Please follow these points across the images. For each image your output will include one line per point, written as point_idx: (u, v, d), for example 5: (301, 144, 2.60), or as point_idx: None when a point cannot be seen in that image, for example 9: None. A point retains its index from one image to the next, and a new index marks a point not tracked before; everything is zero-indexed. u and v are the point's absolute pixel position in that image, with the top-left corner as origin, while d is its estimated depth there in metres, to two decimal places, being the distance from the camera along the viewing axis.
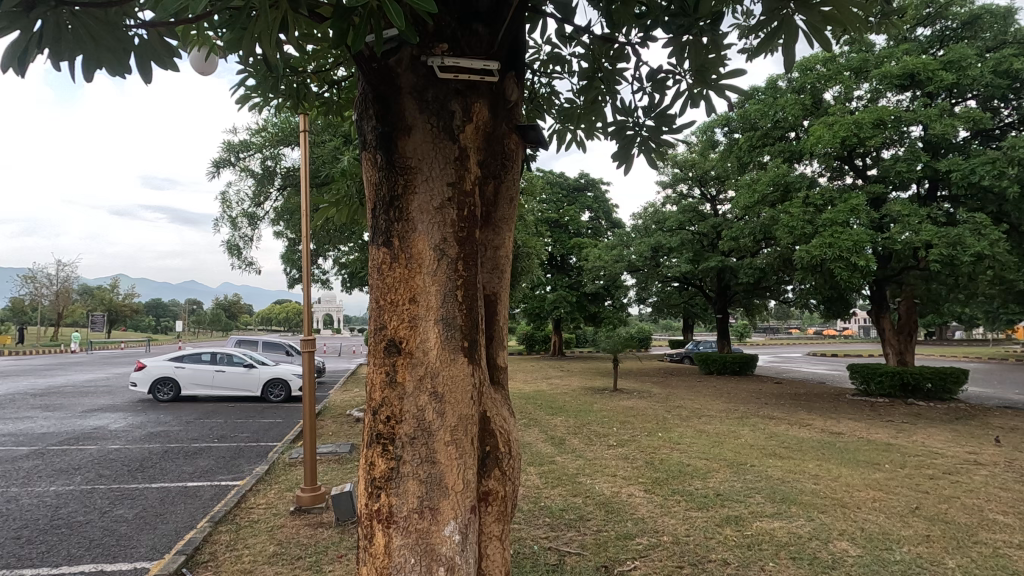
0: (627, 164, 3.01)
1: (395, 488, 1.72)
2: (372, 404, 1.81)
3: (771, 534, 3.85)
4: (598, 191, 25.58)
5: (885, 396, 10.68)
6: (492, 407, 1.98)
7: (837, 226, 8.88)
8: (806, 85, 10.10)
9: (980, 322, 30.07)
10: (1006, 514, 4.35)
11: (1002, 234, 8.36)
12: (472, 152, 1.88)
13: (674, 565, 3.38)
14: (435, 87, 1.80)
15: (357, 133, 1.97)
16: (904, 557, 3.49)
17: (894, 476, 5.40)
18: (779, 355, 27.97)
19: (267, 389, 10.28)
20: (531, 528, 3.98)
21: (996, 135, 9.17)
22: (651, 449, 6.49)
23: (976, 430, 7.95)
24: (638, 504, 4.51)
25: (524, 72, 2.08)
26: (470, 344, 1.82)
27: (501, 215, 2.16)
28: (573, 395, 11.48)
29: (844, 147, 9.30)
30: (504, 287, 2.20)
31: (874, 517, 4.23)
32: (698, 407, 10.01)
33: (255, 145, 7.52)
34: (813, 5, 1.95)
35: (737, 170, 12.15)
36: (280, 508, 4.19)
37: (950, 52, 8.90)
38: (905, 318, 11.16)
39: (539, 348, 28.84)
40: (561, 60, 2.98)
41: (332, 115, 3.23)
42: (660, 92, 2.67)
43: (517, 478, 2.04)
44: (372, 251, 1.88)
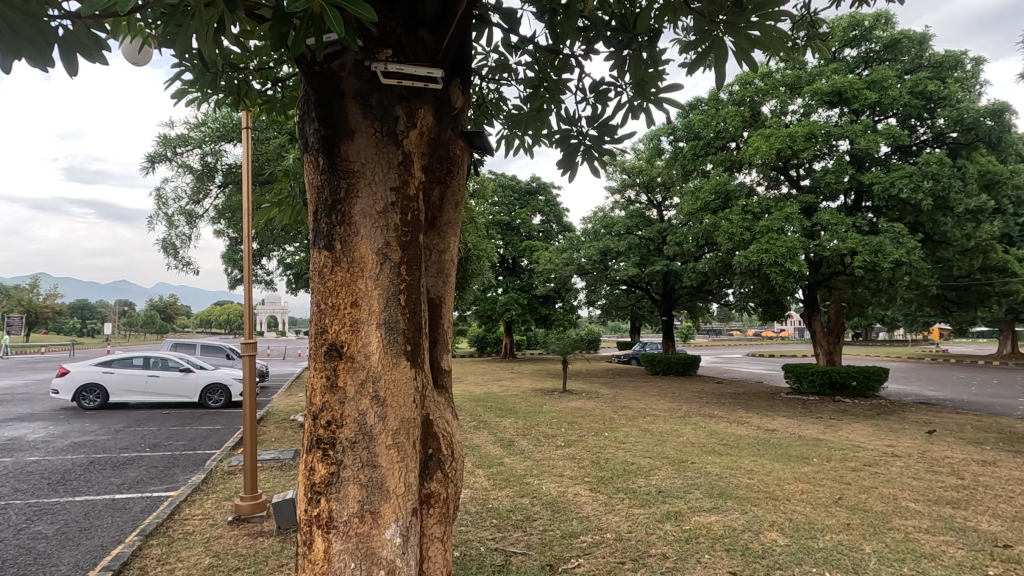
0: (571, 172, 3.09)
1: (335, 493, 1.71)
2: (312, 409, 1.80)
3: (707, 528, 4.03)
4: (549, 194, 25.93)
5: (816, 393, 11.34)
6: (435, 410, 2.00)
7: (772, 233, 9.42)
8: (746, 97, 10.62)
9: (899, 323, 32.41)
10: (917, 501, 4.73)
11: (918, 243, 9.07)
12: (416, 156, 1.90)
13: (616, 561, 3.48)
14: (379, 92, 1.80)
15: (299, 134, 1.95)
16: (826, 544, 3.74)
17: (821, 469, 5.76)
18: (721, 355, 29.18)
19: (206, 395, 9.85)
20: (479, 530, 4.01)
21: (913, 151, 9.91)
22: (598, 449, 6.64)
23: (896, 425, 8.55)
24: (583, 503, 4.62)
25: (470, 79, 2.11)
26: (413, 348, 1.83)
27: (447, 219, 2.18)
28: (524, 397, 11.58)
29: (779, 159, 9.82)
30: (449, 290, 2.22)
31: (801, 508, 4.50)
32: (644, 407, 10.29)
33: (195, 140, 7.20)
34: (741, 27, 2.06)
35: (681, 177, 12.60)
36: (218, 518, 4.04)
37: (874, 73, 9.58)
38: (834, 320, 11.86)
39: (490, 350, 28.91)
40: (508, 68, 3.03)
41: (276, 113, 3.16)
42: (603, 103, 2.76)
43: (460, 480, 2.06)
44: (314, 254, 1.87)
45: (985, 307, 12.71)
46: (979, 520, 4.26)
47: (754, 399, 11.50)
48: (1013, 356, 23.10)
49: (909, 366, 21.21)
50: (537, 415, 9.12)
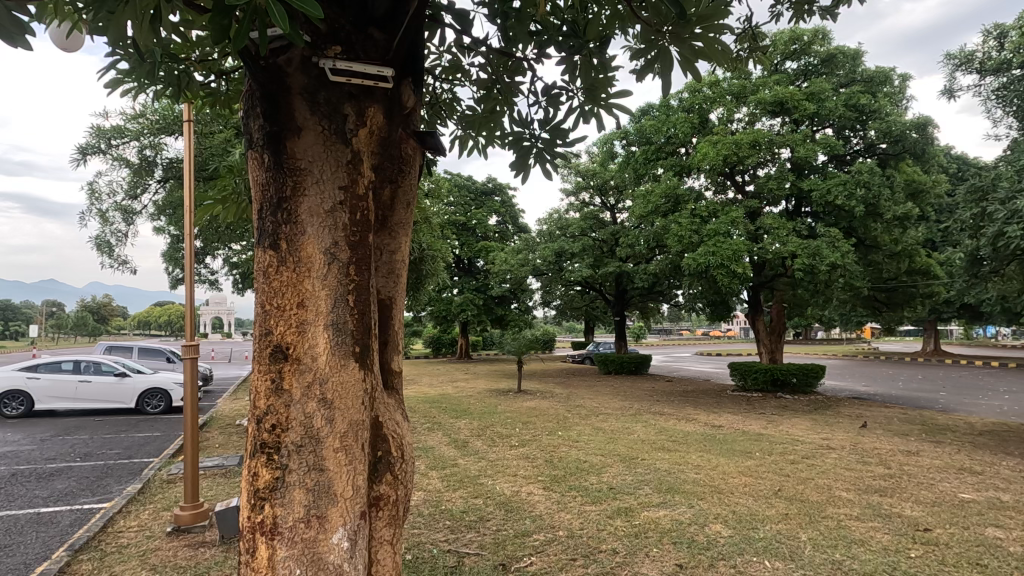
0: (524, 173, 3.12)
1: (279, 499, 1.67)
2: (255, 413, 1.75)
3: (656, 522, 4.15)
4: (505, 195, 26.02)
5: (759, 390, 11.84)
6: (385, 413, 1.98)
7: (718, 236, 9.78)
8: (695, 105, 10.99)
9: (835, 323, 34.22)
10: (849, 490, 5.02)
11: (851, 247, 9.62)
12: (365, 156, 1.87)
13: (568, 558, 3.54)
14: (327, 89, 1.77)
15: (243, 130, 1.89)
16: (766, 534, 3.92)
17: (763, 462, 6.02)
18: (671, 355, 30.01)
19: (143, 400, 9.34)
20: (431, 532, 3.98)
21: (847, 160, 10.49)
22: (551, 448, 6.70)
23: (831, 419, 9.03)
24: (536, 502, 4.66)
25: (421, 79, 2.09)
26: (361, 350, 1.81)
27: (398, 219, 2.16)
28: (479, 398, 11.57)
29: (725, 164, 10.21)
30: (400, 291, 2.20)
31: (745, 500, 4.69)
32: (597, 406, 10.47)
33: (131, 132, 6.84)
34: (685, 38, 2.14)
35: (633, 180, 12.90)
36: (155, 530, 3.86)
37: (812, 86, 10.09)
38: (776, 320, 12.40)
39: (445, 351, 28.74)
40: (461, 68, 3.03)
41: (220, 106, 3.04)
42: (555, 106, 2.80)
43: (410, 481, 2.05)
44: (258, 254, 1.82)
45: (910, 308, 13.60)
46: (903, 506, 4.56)
47: (702, 397, 11.90)
48: (936, 353, 24.79)
49: (845, 363, 22.45)
50: (492, 415, 9.14)
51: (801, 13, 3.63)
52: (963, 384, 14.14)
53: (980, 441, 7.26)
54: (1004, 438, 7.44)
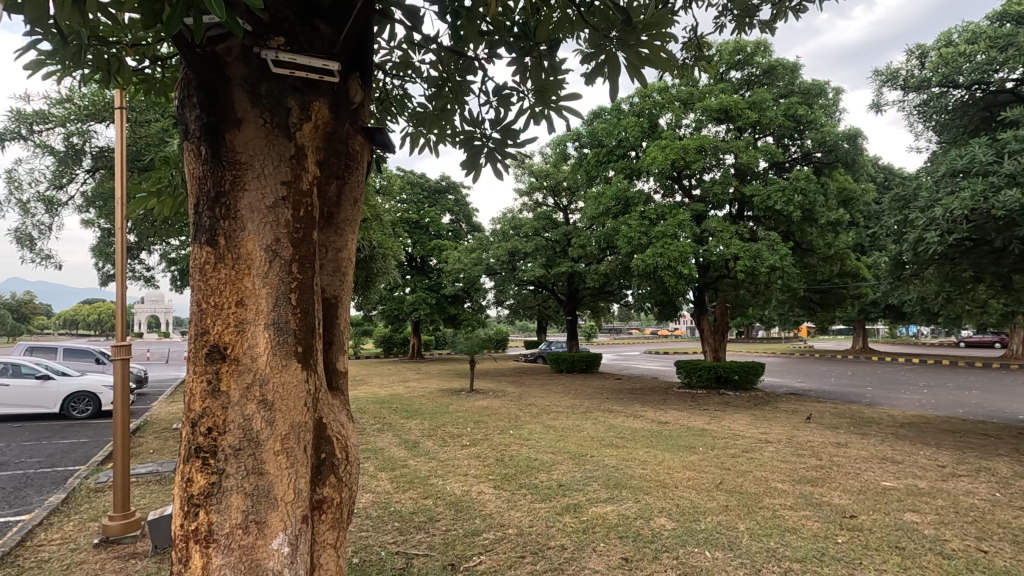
0: (475, 173, 3.12)
1: (215, 505, 1.60)
2: (189, 416, 1.67)
3: (603, 518, 4.24)
4: (459, 194, 25.89)
5: (704, 387, 12.28)
6: (329, 414, 1.94)
7: (666, 238, 10.07)
8: (645, 109, 11.29)
9: (774, 323, 35.80)
10: (784, 481, 5.28)
11: (789, 250, 10.12)
12: (310, 150, 1.83)
13: (516, 556, 3.56)
14: (270, 80, 1.71)
15: (178, 120, 1.81)
16: (708, 525, 4.08)
17: (705, 457, 6.25)
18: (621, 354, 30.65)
19: (69, 404, 8.74)
20: (380, 534, 3.92)
21: (787, 167, 11.02)
22: (502, 447, 6.72)
23: (770, 414, 9.47)
24: (486, 501, 4.67)
25: (370, 74, 2.06)
26: (304, 350, 1.76)
27: (344, 216, 2.12)
28: (430, 397, 11.47)
29: (673, 168, 10.53)
30: (346, 290, 2.16)
31: (688, 493, 4.86)
32: (549, 404, 10.58)
33: (56, 117, 6.39)
34: (632, 45, 2.19)
35: (586, 182, 13.10)
36: (81, 542, 3.63)
37: (754, 95, 10.52)
38: (720, 319, 12.88)
39: (397, 351, 28.35)
40: (412, 65, 2.99)
41: (155, 94, 2.90)
42: (506, 107, 2.81)
43: (355, 483, 2.01)
44: (194, 250, 1.74)
45: (842, 308, 14.43)
46: (832, 495, 4.84)
47: (650, 394, 12.23)
48: (864, 351, 26.39)
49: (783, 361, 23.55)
50: (443, 415, 9.07)
51: (743, 26, 3.79)
52: (888, 380, 15.10)
53: (901, 433, 7.79)
54: (922, 429, 8.01)
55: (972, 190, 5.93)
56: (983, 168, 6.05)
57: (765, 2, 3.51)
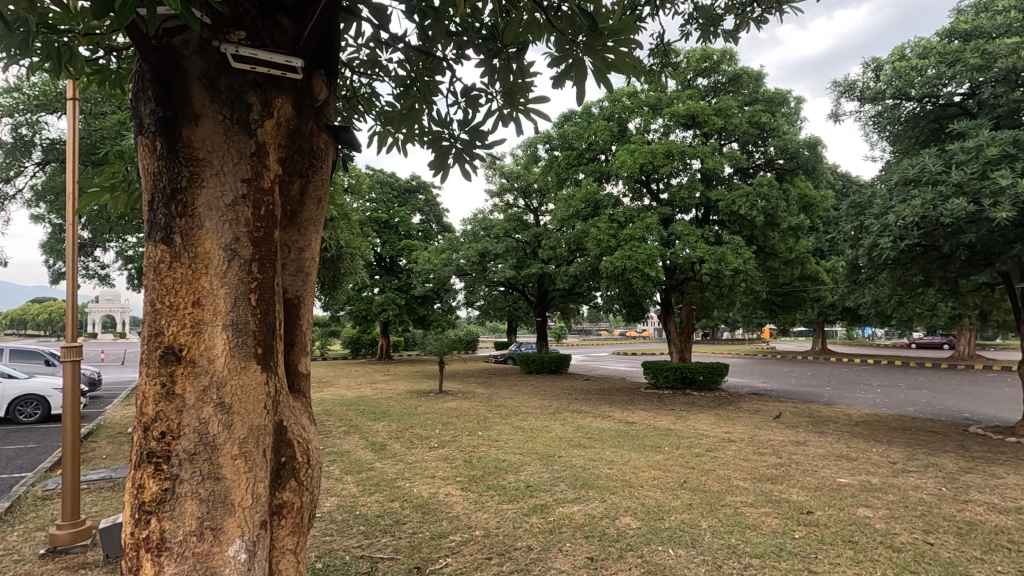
0: (443, 173, 3.11)
1: (168, 511, 1.55)
2: (142, 420, 1.62)
3: (570, 518, 4.27)
4: (429, 194, 25.72)
5: (670, 387, 12.49)
6: (290, 416, 1.90)
7: (634, 241, 10.22)
8: (614, 114, 11.42)
9: (738, 325, 36.68)
10: (745, 479, 5.42)
11: (752, 254, 10.40)
12: (272, 148, 1.79)
13: (483, 557, 3.56)
14: (229, 75, 1.67)
15: (132, 114, 1.75)
16: (671, 523, 4.15)
17: (671, 456, 6.36)
18: (589, 355, 30.88)
19: (15, 408, 8.33)
20: (345, 538, 3.86)
21: (751, 173, 11.32)
22: (470, 448, 6.69)
23: (733, 414, 9.70)
24: (454, 502, 4.65)
25: (335, 72, 2.03)
26: (264, 352, 1.72)
27: (308, 215, 2.09)
28: (398, 399, 11.36)
29: (641, 172, 10.70)
30: (309, 290, 2.12)
31: (653, 492, 4.93)
32: (517, 405, 10.60)
33: (3, 107, 6.09)
34: (598, 50, 2.22)
35: (556, 184, 13.19)
36: (26, 553, 3.46)
37: (720, 102, 10.76)
38: (686, 320, 13.13)
39: (365, 352, 27.98)
40: (380, 63, 2.96)
41: (110, 86, 2.79)
42: (474, 108, 2.81)
43: (316, 487, 1.98)
44: (148, 248, 1.68)
45: (801, 310, 14.91)
46: (790, 492, 4.99)
47: (618, 394, 12.39)
48: (823, 351, 27.33)
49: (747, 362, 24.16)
50: (411, 417, 8.99)
51: (707, 35, 3.88)
52: (845, 380, 15.64)
53: (855, 431, 8.09)
54: (875, 427, 8.34)
55: (923, 198, 6.20)
56: (933, 177, 6.33)
57: (729, 12, 3.61)
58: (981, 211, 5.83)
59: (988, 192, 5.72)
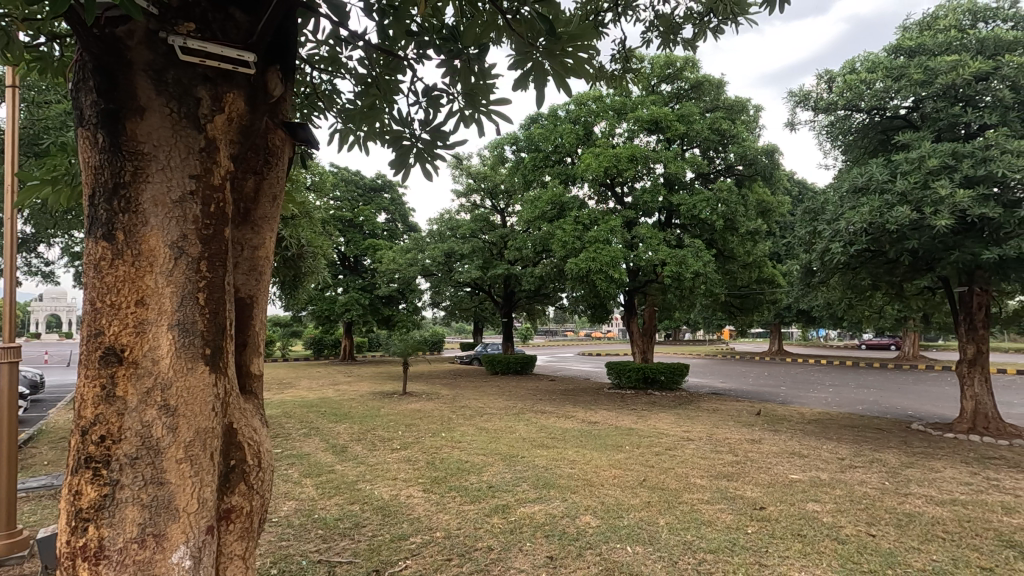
0: (405, 173, 3.09)
1: (107, 519, 1.49)
2: (79, 424, 1.54)
3: (531, 517, 4.30)
4: (395, 193, 25.43)
5: (632, 387, 12.70)
6: (240, 419, 1.85)
7: (599, 242, 10.35)
8: (580, 117, 11.58)
9: (700, 327, 37.44)
10: (702, 477, 5.56)
11: (711, 256, 10.67)
12: (222, 144, 1.75)
13: (443, 558, 3.54)
14: (177, 68, 1.63)
15: (73, 105, 1.68)
16: (630, 521, 4.22)
17: (631, 455, 6.47)
18: (555, 356, 30.99)
19: None
20: (301, 543, 3.79)
21: (712, 178, 11.61)
22: (433, 450, 6.66)
23: (692, 413, 9.93)
24: (415, 504, 4.61)
25: (291, 67, 1.99)
26: (212, 352, 1.68)
27: (262, 213, 2.04)
28: (361, 400, 11.21)
29: (606, 175, 10.87)
30: (263, 289, 2.07)
31: (613, 491, 5.01)
32: (482, 406, 10.59)
33: None
34: (557, 55, 2.23)
35: (522, 185, 13.27)
36: None
37: (683, 108, 11.01)
38: (648, 322, 13.36)
39: (327, 352, 27.49)
40: (339, 60, 2.92)
41: (52, 74, 2.68)
42: (435, 108, 2.80)
43: (267, 491, 1.94)
44: (87, 245, 1.62)
45: (759, 312, 15.35)
46: (745, 489, 5.15)
47: (582, 394, 12.53)
48: (780, 351, 28.24)
49: None
50: (373, 419, 8.89)
51: (668, 42, 3.96)
52: (799, 380, 16.20)
53: (807, 429, 8.39)
54: (826, 425, 8.68)
55: (870, 206, 6.48)
56: (880, 185, 6.63)
57: (688, 21, 3.70)
58: (923, 218, 6.14)
59: (930, 201, 6.02)
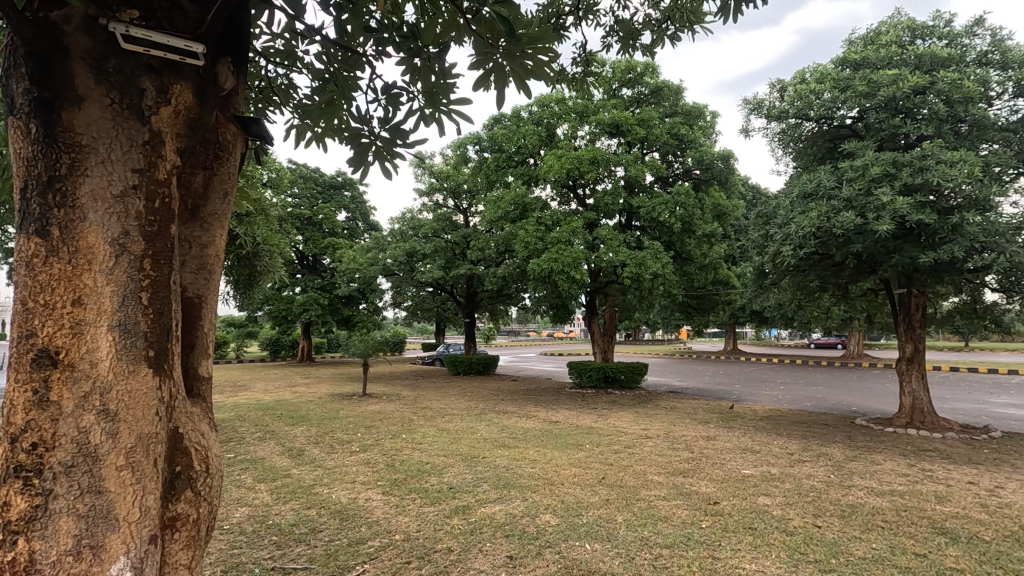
0: (363, 171, 3.04)
1: (39, 531, 1.41)
2: (9, 431, 1.45)
3: (491, 518, 4.29)
4: (355, 191, 25.00)
5: (593, 387, 12.86)
6: (188, 423, 1.78)
7: (561, 243, 10.45)
8: (543, 119, 11.67)
9: (659, 328, 38.20)
10: (660, 473, 5.69)
11: (669, 258, 10.92)
12: (168, 137, 1.68)
13: (402, 561, 3.50)
14: (119, 57, 1.55)
15: (3, 92, 1.58)
16: (589, 519, 4.27)
17: (590, 454, 6.56)
18: (517, 356, 31.10)
19: None
20: (254, 550, 3.67)
21: (670, 181, 11.89)
22: (393, 451, 6.57)
23: (651, 411, 10.14)
24: (374, 507, 4.54)
25: (244, 59, 1.93)
26: (156, 354, 1.61)
27: (212, 209, 1.97)
28: (319, 402, 10.96)
29: (568, 176, 10.98)
30: (212, 289, 1.99)
31: (572, 490, 5.06)
32: (443, 407, 10.52)
33: None
34: (517, 57, 2.25)
35: (485, 185, 13.26)
36: None
37: (643, 113, 11.23)
38: (609, 322, 13.56)
39: (284, 353, 26.77)
40: (295, 55, 2.85)
41: None
42: (394, 106, 2.77)
43: (216, 497, 1.87)
44: (19, 241, 1.52)
45: (715, 312, 15.80)
46: (699, 484, 5.29)
47: (544, 394, 12.62)
48: (735, 351, 29.15)
49: None
50: (331, 421, 8.71)
51: (627, 48, 4.03)
52: (752, 378, 16.77)
53: (760, 425, 8.69)
54: (777, 421, 9.00)
55: (818, 211, 6.77)
56: (827, 191, 6.93)
57: (646, 27, 3.78)
58: (866, 224, 6.45)
59: (873, 207, 6.33)
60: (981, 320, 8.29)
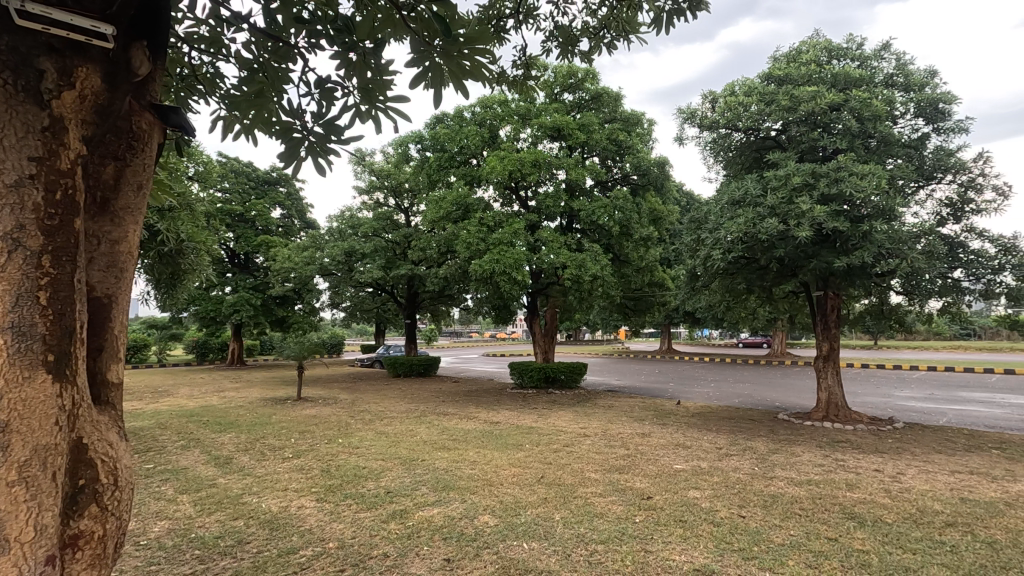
0: (294, 166, 2.93)
1: None
2: None
3: (429, 521, 4.24)
4: (291, 187, 24.07)
5: (534, 387, 12.97)
6: (92, 432, 1.65)
7: (503, 245, 10.49)
8: (486, 120, 11.69)
9: (599, 328, 39.00)
10: (596, 471, 5.81)
11: (608, 260, 11.19)
12: (73, 123, 1.55)
13: (335, 570, 3.40)
14: (13, 34, 1.43)
15: None
16: (526, 518, 4.31)
17: (530, 453, 6.61)
18: (459, 356, 30.94)
19: None
20: (174, 566, 3.45)
21: (609, 185, 12.20)
22: (329, 457, 6.37)
23: (589, 410, 10.36)
24: (307, 515, 4.39)
25: (162, 44, 1.82)
26: (57, 359, 1.49)
27: (124, 203, 1.83)
28: (249, 407, 10.47)
29: (511, 178, 11.04)
30: (125, 288, 1.85)
31: (512, 490, 5.08)
32: (382, 410, 10.30)
33: None
34: (454, 56, 2.24)
35: (427, 184, 13.11)
36: None
37: (584, 118, 11.46)
38: (549, 323, 13.72)
39: (213, 356, 25.37)
40: (221, 42, 2.71)
41: None
42: (328, 101, 2.69)
43: (125, 511, 1.74)
44: None
45: (651, 314, 16.34)
46: (634, 480, 5.45)
47: (485, 395, 12.60)
48: (670, 351, 30.25)
49: None
50: (262, 427, 8.32)
51: (566, 53, 4.10)
52: (685, 377, 17.44)
53: (691, 421, 9.06)
54: (707, 417, 9.42)
55: (745, 217, 7.14)
56: (753, 199, 7.32)
57: (584, 34, 3.86)
58: (788, 230, 6.87)
59: (794, 215, 6.74)
60: (887, 320, 9.01)
